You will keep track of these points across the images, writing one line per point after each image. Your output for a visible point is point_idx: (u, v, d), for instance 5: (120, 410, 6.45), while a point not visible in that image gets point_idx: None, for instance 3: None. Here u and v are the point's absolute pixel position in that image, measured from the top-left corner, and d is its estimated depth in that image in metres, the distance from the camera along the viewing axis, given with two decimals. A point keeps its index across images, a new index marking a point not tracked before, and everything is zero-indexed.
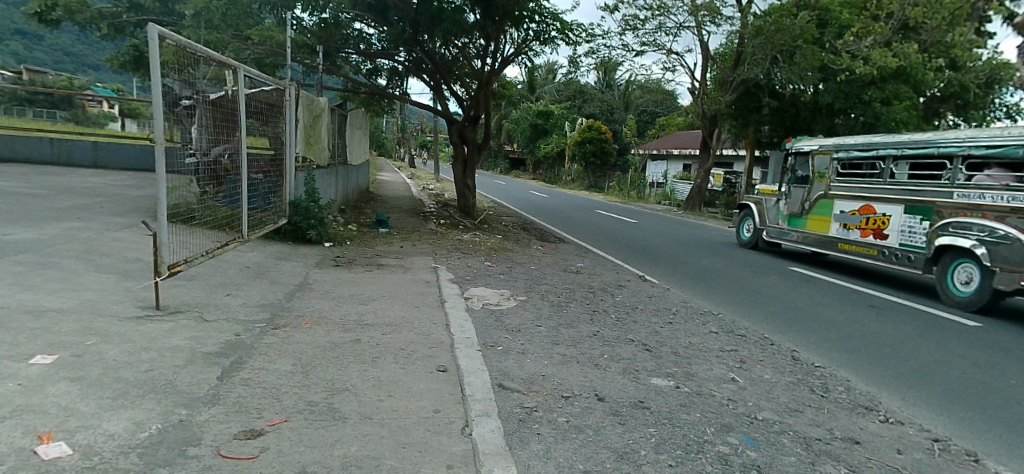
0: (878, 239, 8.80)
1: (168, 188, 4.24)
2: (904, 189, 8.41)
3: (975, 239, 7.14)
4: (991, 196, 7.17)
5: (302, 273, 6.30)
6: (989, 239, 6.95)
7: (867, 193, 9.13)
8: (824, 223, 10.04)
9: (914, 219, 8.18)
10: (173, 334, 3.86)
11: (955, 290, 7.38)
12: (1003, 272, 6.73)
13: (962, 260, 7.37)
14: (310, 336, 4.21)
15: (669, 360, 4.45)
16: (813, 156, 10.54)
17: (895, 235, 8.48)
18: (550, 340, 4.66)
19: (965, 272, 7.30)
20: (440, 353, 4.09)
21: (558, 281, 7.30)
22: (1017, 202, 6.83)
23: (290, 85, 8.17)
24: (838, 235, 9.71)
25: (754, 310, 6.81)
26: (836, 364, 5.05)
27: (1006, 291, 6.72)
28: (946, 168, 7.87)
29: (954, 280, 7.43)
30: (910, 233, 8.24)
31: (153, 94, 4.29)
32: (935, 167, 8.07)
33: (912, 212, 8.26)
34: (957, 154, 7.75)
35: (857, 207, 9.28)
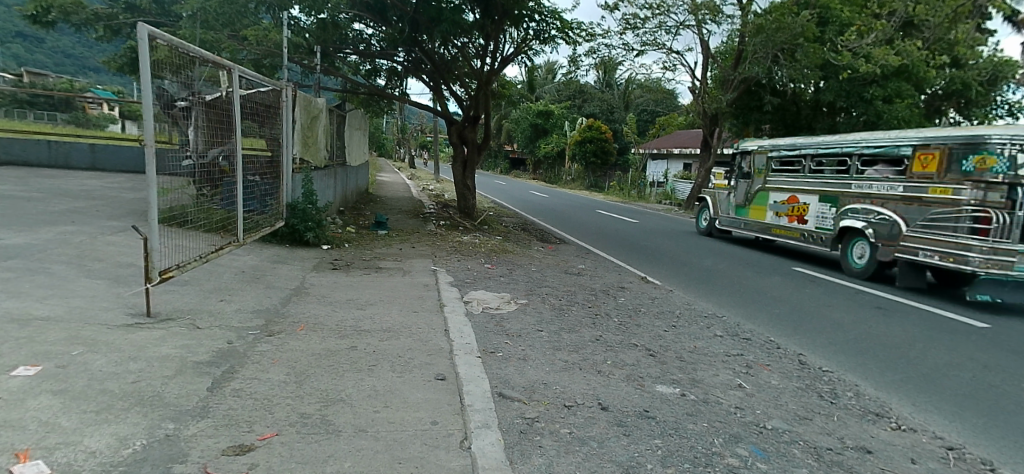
0: (800, 224, 10.51)
1: (160, 192, 4.13)
2: (817, 183, 10.14)
3: (863, 221, 8.95)
4: (878, 186, 8.85)
5: (299, 276, 6.19)
6: (873, 220, 8.73)
7: (796, 185, 10.74)
8: (761, 212, 11.70)
9: (824, 207, 9.91)
10: (163, 342, 3.75)
11: (853, 263, 9.17)
12: (883, 246, 8.52)
13: (858, 239, 9.16)
14: (305, 344, 4.10)
15: (674, 365, 4.34)
16: (750, 155, 12.19)
17: (812, 220, 10.20)
18: (552, 346, 4.54)
19: (860, 248, 9.08)
20: (439, 360, 3.98)
21: (559, 283, 7.19)
22: (894, 190, 8.56)
23: (287, 86, 8.04)
24: (772, 223, 11.36)
25: (759, 312, 6.69)
26: (843, 368, 4.92)
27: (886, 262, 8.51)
28: (847, 164, 9.58)
29: (853, 255, 9.21)
30: (822, 218, 9.96)
31: (143, 94, 4.17)
32: (840, 163, 9.79)
33: (824, 201, 9.96)
34: (854, 152, 9.46)
35: (785, 197, 11.01)
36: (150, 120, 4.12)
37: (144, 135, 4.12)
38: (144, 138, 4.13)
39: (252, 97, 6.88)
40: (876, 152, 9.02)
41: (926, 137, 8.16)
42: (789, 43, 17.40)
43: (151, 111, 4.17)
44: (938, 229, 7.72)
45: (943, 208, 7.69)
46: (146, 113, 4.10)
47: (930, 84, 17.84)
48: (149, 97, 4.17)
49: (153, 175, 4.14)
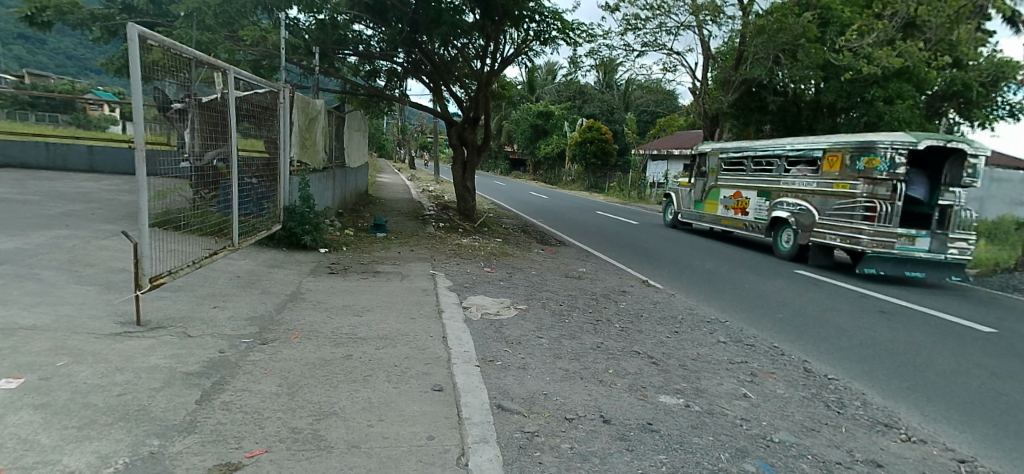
0: (742, 215, 12.78)
1: (151, 197, 4.03)
2: (756, 181, 12.29)
3: (788, 212, 11.12)
4: (800, 183, 10.95)
5: (295, 281, 6.09)
6: (796, 210, 10.87)
7: (741, 181, 12.86)
8: (715, 206, 13.90)
9: (762, 201, 12.05)
10: (152, 352, 3.66)
11: (781, 247, 11.32)
12: (802, 232, 10.71)
13: (785, 227, 11.31)
14: (299, 353, 4.00)
15: (677, 374, 4.23)
16: (707, 158, 14.45)
17: (751, 212, 12.42)
18: (552, 354, 4.44)
19: (787, 235, 11.22)
20: (436, 370, 3.87)
21: (560, 287, 7.09)
22: (811, 185, 10.66)
23: (284, 88, 7.93)
24: (724, 214, 13.49)
25: (761, 316, 6.60)
26: (850, 375, 4.81)
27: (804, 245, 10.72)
28: (776, 164, 11.70)
29: (782, 240, 11.36)
30: (760, 210, 12.16)
31: (134, 94, 4.07)
32: (771, 164, 11.90)
33: (761, 196, 12.11)
34: (781, 155, 11.57)
35: (731, 193, 13.27)
36: (140, 123, 4.01)
37: (134, 139, 4.02)
38: (134, 142, 4.03)
39: (248, 98, 6.79)
40: (797, 153, 11.12)
41: (832, 142, 10.23)
42: (790, 43, 17.32)
43: (141, 111, 4.06)
44: (840, 217, 9.86)
45: (842, 200, 9.83)
46: (135, 114, 4.00)
47: (931, 85, 17.74)
48: (139, 98, 4.07)
49: (144, 179, 4.03)
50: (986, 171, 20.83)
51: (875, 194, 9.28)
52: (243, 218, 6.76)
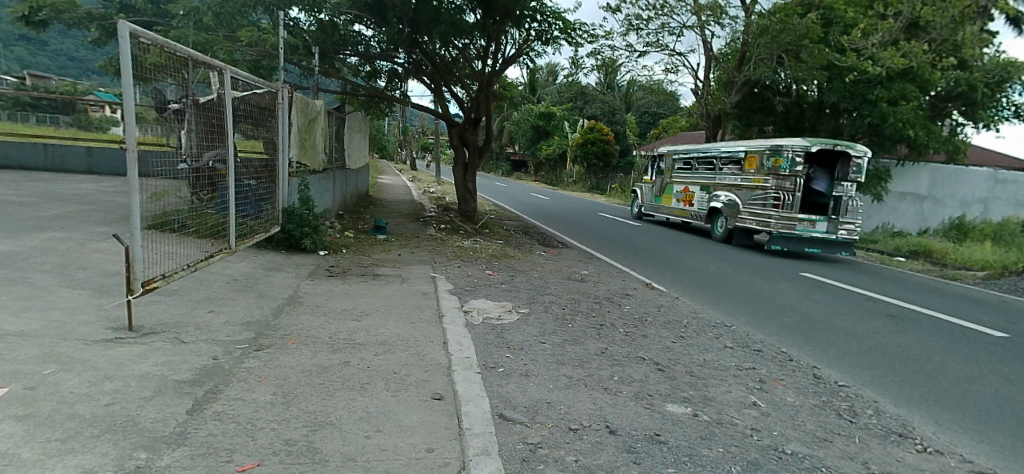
0: (689, 206, 15.49)
1: (144, 199, 3.92)
2: (699, 178, 14.99)
3: (721, 203, 13.82)
4: (730, 179, 13.59)
5: (293, 284, 5.98)
6: (726, 201, 13.56)
7: (689, 181, 15.59)
8: (669, 200, 16.65)
9: (703, 194, 14.73)
10: (144, 359, 3.56)
11: (718, 231, 13.99)
12: (730, 219, 13.39)
13: (719, 216, 14.01)
14: (294, 359, 3.89)
15: (684, 381, 4.12)
16: (664, 159, 17.23)
17: (696, 204, 15.12)
18: (555, 360, 4.33)
19: (721, 222, 13.91)
20: (436, 377, 3.76)
21: (562, 290, 6.99)
22: (737, 180, 13.29)
23: (283, 88, 7.81)
24: (676, 207, 16.26)
25: (768, 320, 6.48)
26: (860, 382, 4.69)
27: (733, 229, 13.40)
28: (714, 164, 14.37)
29: (717, 226, 14.05)
30: (702, 202, 14.83)
31: (125, 92, 3.96)
32: (710, 164, 14.58)
33: (703, 190, 14.80)
34: (716, 156, 14.26)
35: (681, 188, 15.98)
36: (132, 122, 3.91)
37: (127, 140, 3.91)
38: (126, 144, 3.92)
39: (247, 98, 6.70)
40: (728, 155, 13.69)
41: (751, 146, 12.82)
42: (793, 44, 17.25)
43: (133, 110, 3.96)
44: (756, 207, 12.51)
45: (757, 194, 12.48)
46: (127, 113, 3.89)
47: (935, 86, 17.62)
48: (131, 96, 3.97)
49: (136, 181, 3.92)
50: (989, 171, 20.52)
51: (780, 189, 11.94)
52: (241, 220, 6.66)
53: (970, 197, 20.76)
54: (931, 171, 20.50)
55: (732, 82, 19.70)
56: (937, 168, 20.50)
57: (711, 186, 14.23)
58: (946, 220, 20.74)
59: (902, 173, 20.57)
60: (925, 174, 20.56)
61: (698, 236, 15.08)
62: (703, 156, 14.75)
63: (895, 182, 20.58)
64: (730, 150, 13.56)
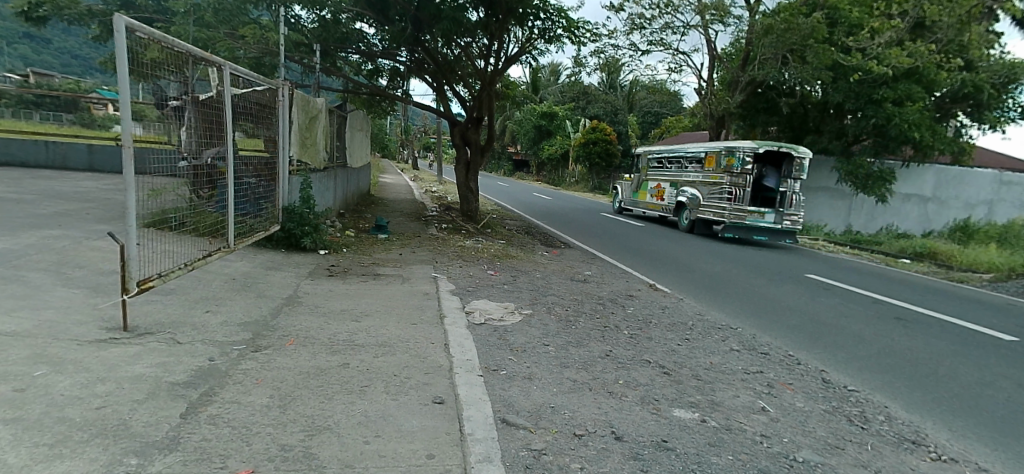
0: (660, 201, 17.28)
1: (139, 197, 3.84)
2: (669, 176, 16.82)
3: (685, 197, 15.64)
4: (693, 176, 15.40)
5: (292, 283, 5.91)
6: (689, 195, 15.34)
7: (662, 178, 17.38)
8: (645, 194, 18.53)
9: (672, 190, 16.55)
10: (138, 360, 3.47)
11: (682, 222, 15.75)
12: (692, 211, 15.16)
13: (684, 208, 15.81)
14: (292, 361, 3.80)
15: (690, 386, 4.02)
16: (641, 159, 19.09)
17: (666, 199, 16.93)
18: (559, 362, 4.24)
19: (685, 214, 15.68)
20: (437, 380, 3.67)
21: (565, 291, 6.89)
22: (699, 177, 15.09)
23: (283, 85, 7.71)
24: (650, 201, 18.06)
25: (774, 323, 6.37)
26: (870, 387, 4.59)
27: (695, 219, 15.16)
28: (681, 163, 16.20)
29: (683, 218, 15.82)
30: (671, 197, 16.63)
31: (121, 86, 3.89)
32: (679, 163, 16.42)
33: (672, 187, 16.62)
34: (683, 155, 16.10)
35: (655, 185, 17.82)
36: (127, 117, 3.83)
37: (122, 136, 3.81)
38: (122, 139, 3.82)
39: (247, 95, 6.63)
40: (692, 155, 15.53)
41: (711, 147, 14.66)
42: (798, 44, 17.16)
43: (129, 105, 3.88)
44: (713, 201, 14.32)
45: (714, 189, 14.33)
46: (122, 107, 3.81)
47: (940, 87, 17.50)
48: (126, 91, 3.89)
49: (131, 177, 3.84)
50: (994, 173, 21.04)
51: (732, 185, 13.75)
52: (241, 219, 6.58)
53: (974, 199, 21.15)
54: (937, 173, 20.57)
55: (736, 82, 19.61)
56: (943, 169, 20.56)
57: (678, 182, 16.05)
58: (948, 221, 21.11)
59: (909, 175, 20.36)
60: (930, 175, 20.53)
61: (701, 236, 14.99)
62: (673, 156, 16.57)
63: (901, 184, 20.35)
64: (693, 151, 15.40)
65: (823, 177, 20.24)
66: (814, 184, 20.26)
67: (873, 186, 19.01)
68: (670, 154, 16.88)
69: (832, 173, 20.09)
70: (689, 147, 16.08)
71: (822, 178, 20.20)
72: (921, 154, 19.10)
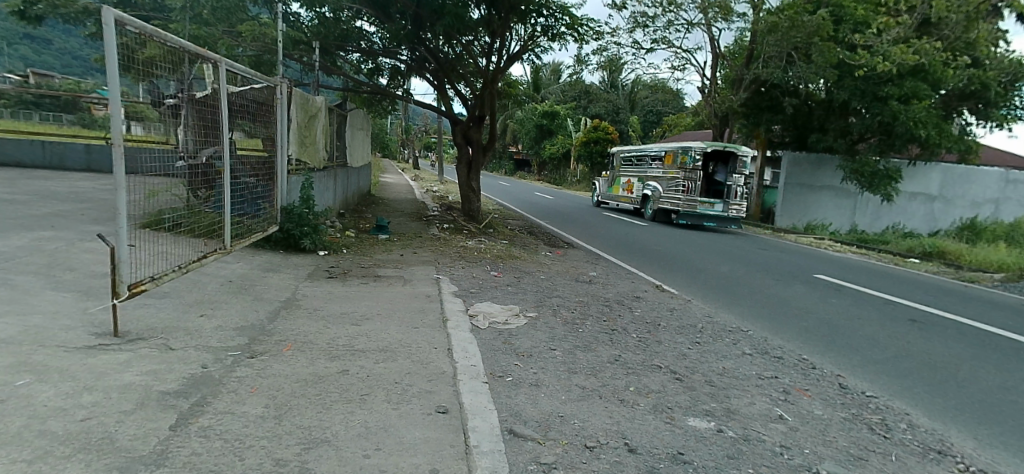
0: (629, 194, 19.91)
1: (129, 196, 3.69)
2: (637, 172, 19.53)
3: (648, 189, 18.28)
4: (656, 172, 18.07)
5: (291, 286, 5.76)
6: (652, 188, 17.98)
7: (633, 174, 19.87)
8: (619, 189, 20.93)
9: (639, 184, 19.24)
10: (127, 368, 3.32)
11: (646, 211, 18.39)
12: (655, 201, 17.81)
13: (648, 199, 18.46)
14: (289, 368, 3.64)
15: (704, 392, 3.86)
16: (615, 157, 21.82)
17: (633, 192, 19.61)
18: (566, 368, 4.07)
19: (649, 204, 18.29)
20: (440, 387, 3.52)
21: (570, 293, 6.73)
22: (661, 172, 17.76)
23: (282, 82, 7.53)
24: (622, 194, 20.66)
25: (784, 325, 6.22)
26: (890, 392, 4.42)
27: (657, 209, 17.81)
28: (647, 161, 18.89)
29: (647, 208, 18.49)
30: (638, 190, 19.34)
31: (110, 83, 3.73)
32: (645, 161, 19.10)
33: (639, 181, 19.33)
34: (648, 154, 18.78)
35: (626, 181, 20.46)
36: (117, 114, 3.66)
37: (111, 132, 3.65)
38: (111, 137, 3.66)
39: (243, 94, 6.48)
40: (657, 153, 18.11)
41: (670, 147, 17.29)
42: (803, 41, 17.02)
43: (118, 102, 3.71)
44: (671, 193, 16.93)
45: (671, 183, 16.97)
46: (112, 103, 3.65)
47: (947, 85, 17.33)
48: (116, 88, 3.73)
49: (120, 176, 3.68)
50: (1001, 172, 20.94)
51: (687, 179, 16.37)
52: (239, 219, 6.42)
53: (981, 198, 21.04)
54: (943, 171, 20.42)
55: (740, 80, 19.45)
56: (949, 168, 20.42)
57: (644, 178, 18.76)
58: (955, 220, 20.96)
59: (915, 173, 20.19)
60: (936, 174, 20.35)
61: (705, 236, 14.86)
62: (641, 154, 19.27)
63: (907, 182, 20.17)
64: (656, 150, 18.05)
65: (828, 175, 20.06)
66: (819, 182, 20.08)
67: (879, 184, 18.75)
68: (639, 153, 19.47)
69: (837, 172, 19.89)
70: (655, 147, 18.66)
71: (827, 176, 20.00)
72: (929, 152, 18.97)
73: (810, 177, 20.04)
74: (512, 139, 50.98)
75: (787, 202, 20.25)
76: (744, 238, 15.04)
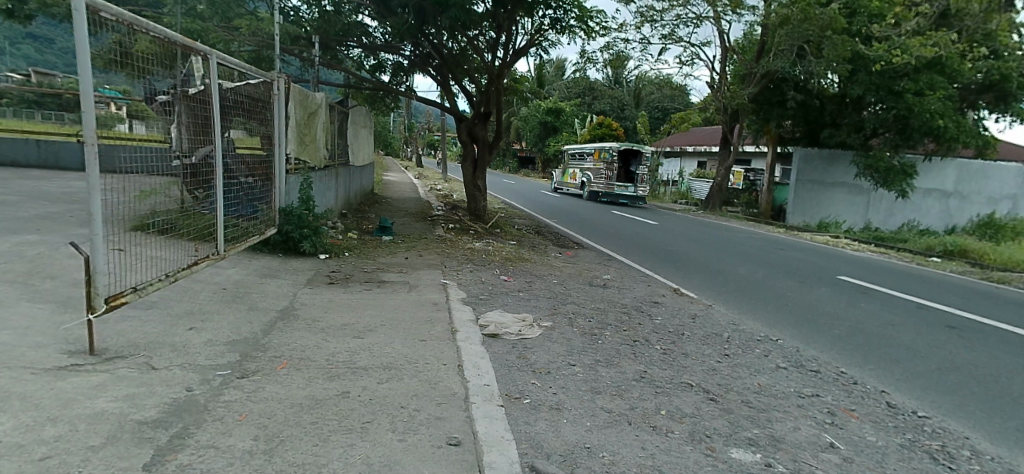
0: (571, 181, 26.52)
1: (105, 202, 3.34)
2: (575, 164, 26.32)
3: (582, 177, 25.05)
4: (587, 164, 24.88)
5: (289, 293, 5.39)
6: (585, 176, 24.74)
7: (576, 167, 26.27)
8: (567, 178, 27.19)
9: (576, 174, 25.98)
10: (100, 393, 2.95)
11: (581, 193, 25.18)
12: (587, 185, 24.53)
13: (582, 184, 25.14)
14: (283, 389, 3.27)
15: (743, 416, 3.48)
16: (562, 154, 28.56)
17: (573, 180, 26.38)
18: (589, 387, 3.70)
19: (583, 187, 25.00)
20: (451, 413, 3.15)
21: (585, 299, 6.34)
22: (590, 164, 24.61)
23: (279, 78, 7.19)
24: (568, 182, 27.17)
25: (817, 334, 5.87)
26: (942, 411, 4.06)
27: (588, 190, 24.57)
28: (582, 157, 25.72)
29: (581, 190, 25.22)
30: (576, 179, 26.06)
31: (83, 77, 3.35)
32: (581, 157, 25.94)
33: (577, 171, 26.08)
34: (583, 151, 25.59)
35: (569, 171, 27.10)
36: (90, 109, 3.31)
37: (84, 131, 3.31)
38: (84, 134, 3.31)
39: (238, 89, 6.14)
40: (589, 151, 24.96)
41: (597, 146, 24.15)
42: (815, 35, 16.70)
43: (91, 96, 3.36)
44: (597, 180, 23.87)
45: (597, 174, 23.96)
46: (83, 96, 3.30)
47: (965, 77, 17.00)
48: (88, 82, 3.36)
49: (95, 178, 3.34)
50: (1019, 167, 20.40)
51: (607, 170, 23.36)
52: (235, 222, 6.08)
53: (998, 194, 20.53)
54: (958, 167, 19.98)
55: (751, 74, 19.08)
56: (965, 164, 19.96)
57: (580, 169, 25.60)
58: (971, 217, 20.48)
59: (929, 169, 19.75)
60: (951, 169, 19.89)
61: (716, 234, 14.50)
62: (579, 151, 25.98)
63: (921, 179, 19.71)
64: (587, 148, 24.84)
65: (840, 172, 19.60)
66: (832, 179, 19.62)
67: (893, 180, 18.06)
68: (577, 152, 26.30)
69: (850, 168, 19.47)
70: (588, 147, 25.58)
71: (840, 172, 19.56)
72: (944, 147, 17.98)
73: (822, 174, 19.59)
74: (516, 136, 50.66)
75: (798, 198, 19.82)
76: (757, 236, 14.69)
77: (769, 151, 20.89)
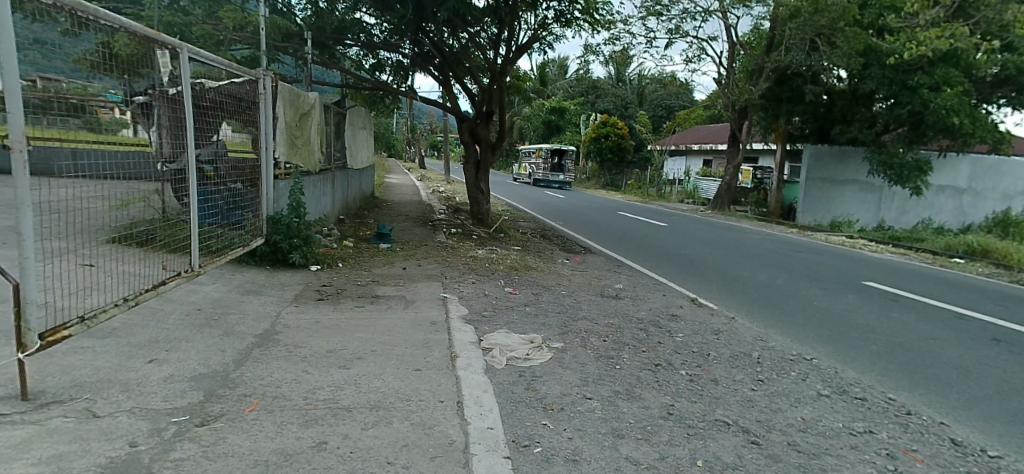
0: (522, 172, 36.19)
1: (37, 215, 2.82)
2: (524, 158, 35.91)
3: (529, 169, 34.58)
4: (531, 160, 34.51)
5: (271, 313, 4.88)
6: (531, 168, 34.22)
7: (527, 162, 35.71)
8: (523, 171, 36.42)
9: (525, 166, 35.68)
10: (16, 454, 2.43)
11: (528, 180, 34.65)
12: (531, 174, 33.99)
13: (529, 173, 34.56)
14: (247, 441, 2.75)
15: (793, 465, 2.95)
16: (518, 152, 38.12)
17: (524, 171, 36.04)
18: (609, 429, 3.18)
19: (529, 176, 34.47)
20: (446, 471, 2.63)
21: (598, 313, 5.79)
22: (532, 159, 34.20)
23: (265, 76, 6.64)
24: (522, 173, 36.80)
25: (854, 351, 5.30)
26: (1015, 447, 3.54)
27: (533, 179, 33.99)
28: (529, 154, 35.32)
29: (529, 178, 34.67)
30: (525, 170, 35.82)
31: (6, 67, 2.80)
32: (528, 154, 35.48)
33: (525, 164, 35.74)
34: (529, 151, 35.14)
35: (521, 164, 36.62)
36: (16, 106, 2.77)
37: (11, 133, 2.76)
38: (10, 137, 2.76)
39: (220, 88, 5.65)
40: (533, 150, 34.53)
41: (537, 146, 33.78)
42: (827, 27, 16.20)
43: (18, 91, 2.82)
44: (538, 171, 33.47)
45: (537, 166, 33.67)
46: (7, 90, 2.77)
47: (981, 70, 16.08)
48: (14, 72, 2.80)
49: (26, 189, 2.81)
50: None
51: (544, 163, 33.04)
52: (216, 233, 5.53)
53: (1012, 190, 19.91)
54: (974, 162, 19.31)
55: (760, 69, 18.52)
56: (979, 159, 19.32)
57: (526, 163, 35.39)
58: (987, 213, 19.80)
59: (944, 165, 19.08)
60: (966, 165, 19.24)
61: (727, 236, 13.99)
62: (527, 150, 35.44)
63: (936, 175, 19.02)
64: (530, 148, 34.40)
65: (852, 169, 18.95)
66: (844, 177, 18.94)
67: (909, 175, 17.19)
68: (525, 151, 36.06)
69: (862, 165, 18.75)
70: (534, 147, 34.77)
71: (852, 170, 18.85)
72: (961, 143, 17.32)
73: (833, 171, 18.88)
74: (518, 137, 50.61)
75: (809, 198, 19.10)
76: (769, 237, 14.17)
77: (779, 148, 20.36)
